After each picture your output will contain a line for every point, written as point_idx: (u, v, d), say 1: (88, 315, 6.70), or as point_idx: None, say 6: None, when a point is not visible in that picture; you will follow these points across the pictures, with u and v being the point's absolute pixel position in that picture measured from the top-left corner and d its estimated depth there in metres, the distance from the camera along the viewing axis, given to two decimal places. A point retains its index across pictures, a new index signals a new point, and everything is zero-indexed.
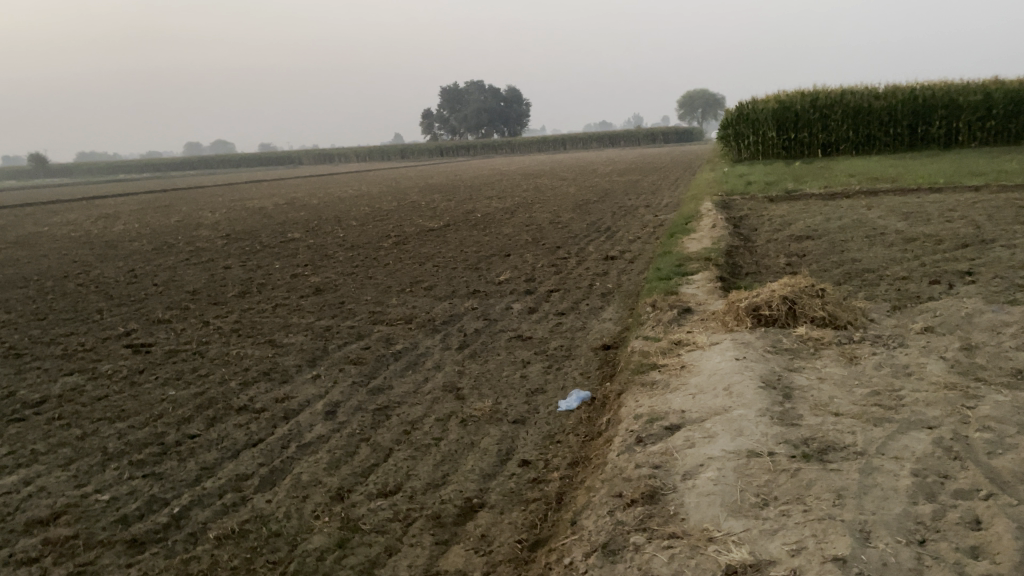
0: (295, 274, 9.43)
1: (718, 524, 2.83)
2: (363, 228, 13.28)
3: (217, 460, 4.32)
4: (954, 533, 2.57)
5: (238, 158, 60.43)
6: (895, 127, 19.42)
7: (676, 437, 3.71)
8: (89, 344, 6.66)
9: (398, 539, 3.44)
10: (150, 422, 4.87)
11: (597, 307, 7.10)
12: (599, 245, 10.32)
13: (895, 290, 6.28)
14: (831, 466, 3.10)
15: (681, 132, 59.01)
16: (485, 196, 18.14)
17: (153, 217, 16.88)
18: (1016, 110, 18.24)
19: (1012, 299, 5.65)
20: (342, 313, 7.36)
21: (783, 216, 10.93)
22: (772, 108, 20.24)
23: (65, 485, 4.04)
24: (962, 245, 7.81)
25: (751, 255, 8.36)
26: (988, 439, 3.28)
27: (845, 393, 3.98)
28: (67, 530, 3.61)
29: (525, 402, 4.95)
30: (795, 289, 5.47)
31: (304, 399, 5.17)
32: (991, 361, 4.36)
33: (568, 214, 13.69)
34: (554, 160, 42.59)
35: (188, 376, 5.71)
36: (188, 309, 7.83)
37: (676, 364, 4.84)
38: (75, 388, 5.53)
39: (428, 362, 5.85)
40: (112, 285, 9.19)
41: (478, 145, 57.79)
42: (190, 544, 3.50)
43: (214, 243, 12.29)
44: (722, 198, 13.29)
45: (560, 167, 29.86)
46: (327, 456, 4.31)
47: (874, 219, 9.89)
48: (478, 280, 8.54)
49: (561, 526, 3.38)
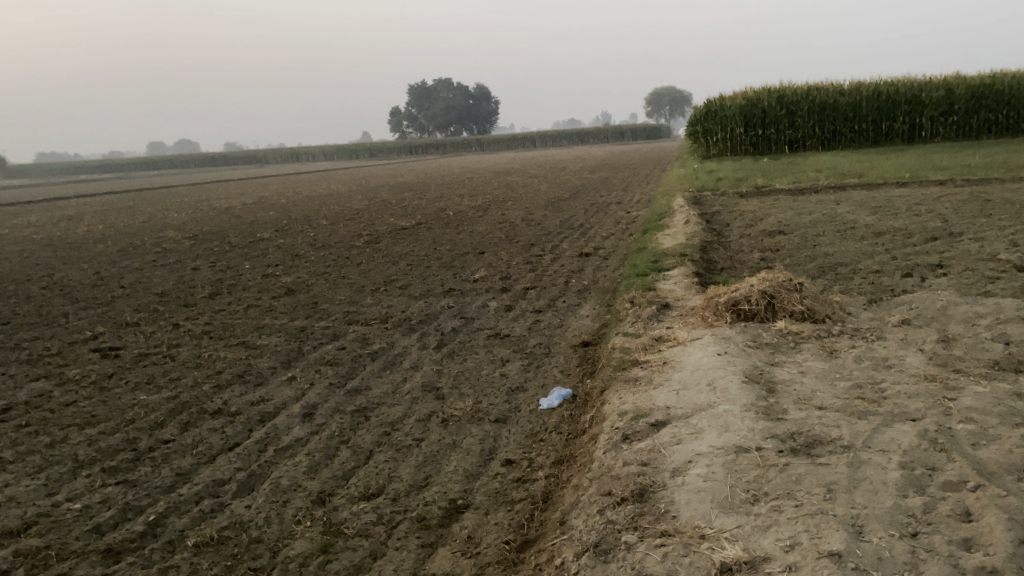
0: (266, 274, 9.30)
1: (710, 522, 2.81)
2: (334, 227, 13.17)
3: (193, 466, 4.22)
4: (946, 525, 2.57)
5: (204, 157, 59.65)
6: (860, 122, 19.64)
7: (663, 433, 3.69)
8: (55, 349, 6.49)
9: (382, 543, 3.38)
10: (121, 428, 4.75)
11: (574, 305, 7.07)
12: (573, 242, 10.33)
13: (869, 284, 6.32)
14: (820, 460, 3.10)
15: (647, 128, 59.26)
16: (457, 194, 18.02)
17: (118, 218, 16.62)
18: (977, 105, 18.59)
19: (985, 291, 5.71)
20: (316, 313, 7.27)
21: (753, 212, 10.98)
22: (739, 104, 20.27)
23: (35, 494, 3.92)
24: (932, 238, 7.90)
25: (726, 250, 8.38)
26: (972, 431, 3.30)
27: (827, 387, 3.98)
28: (39, 541, 3.51)
29: (506, 401, 4.91)
30: (773, 283, 5.47)
31: (280, 402, 5.08)
32: (969, 353, 4.40)
33: (541, 212, 13.67)
34: (523, 156, 42.49)
35: (159, 379, 5.58)
36: (157, 311, 7.69)
37: (658, 359, 4.83)
38: (42, 394, 5.38)
39: (406, 362, 5.78)
40: (77, 288, 9.00)
41: (447, 143, 56.96)
42: (168, 552, 3.41)
43: (181, 245, 12.08)
44: (694, 194, 13.35)
45: (530, 165, 29.76)
46: (306, 460, 4.23)
47: (844, 213, 9.96)
48: (453, 278, 8.49)
49: (549, 526, 3.34)
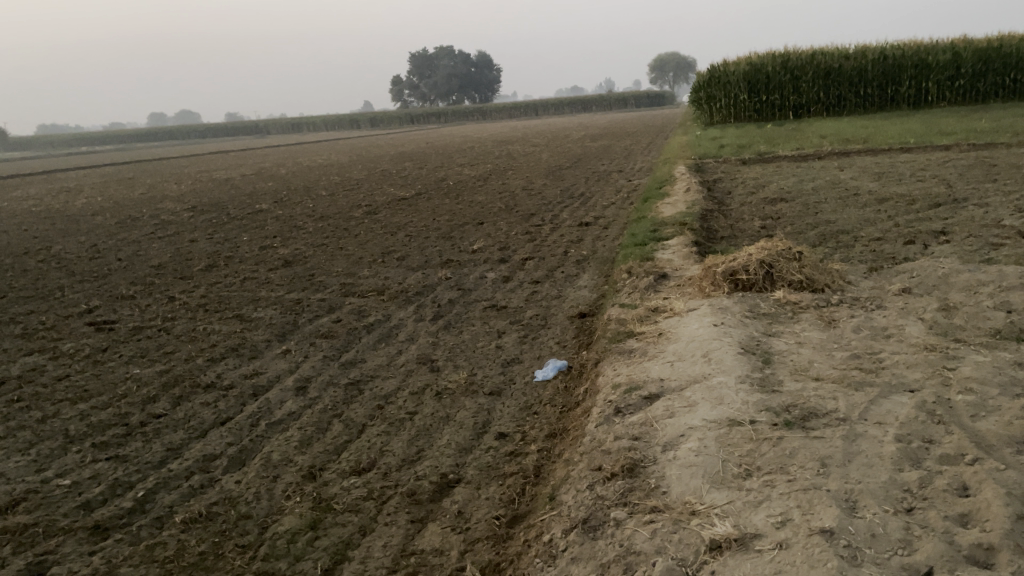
0: (264, 246, 9.23)
1: (701, 497, 2.76)
2: (334, 198, 13.06)
3: (184, 440, 4.18)
4: (942, 500, 2.52)
5: (206, 128, 59.35)
6: (866, 87, 19.40)
7: (656, 406, 3.63)
8: (49, 323, 6.45)
9: (372, 519, 3.34)
10: (113, 402, 4.71)
11: (572, 275, 6.99)
12: (574, 211, 10.23)
13: (871, 252, 6.23)
14: (813, 433, 3.04)
15: (652, 96, 58.72)
16: (458, 164, 17.89)
17: (117, 190, 16.55)
18: (984, 69, 18.35)
19: (988, 259, 5.62)
20: (313, 286, 7.20)
21: (756, 179, 10.86)
22: (743, 70, 19.86)
23: (25, 471, 3.89)
24: (936, 204, 7.78)
25: (726, 218, 8.28)
26: (972, 402, 3.23)
27: (825, 357, 3.91)
28: (27, 518, 3.48)
29: (501, 373, 4.86)
30: (772, 253, 5.38)
31: (274, 375, 5.04)
32: (970, 322, 4.31)
33: (542, 181, 13.57)
34: (526, 124, 42.16)
35: (153, 354, 5.53)
36: (153, 284, 7.63)
37: (653, 330, 4.76)
38: (35, 368, 5.35)
39: (402, 335, 5.72)
40: (74, 261, 8.93)
41: (449, 112, 56.45)
42: (156, 529, 3.38)
43: (180, 216, 12.01)
44: (695, 162, 13.22)
45: (533, 133, 29.52)
46: (298, 434, 4.19)
47: (848, 180, 9.84)
48: (451, 249, 8.41)
49: (540, 502, 3.30)
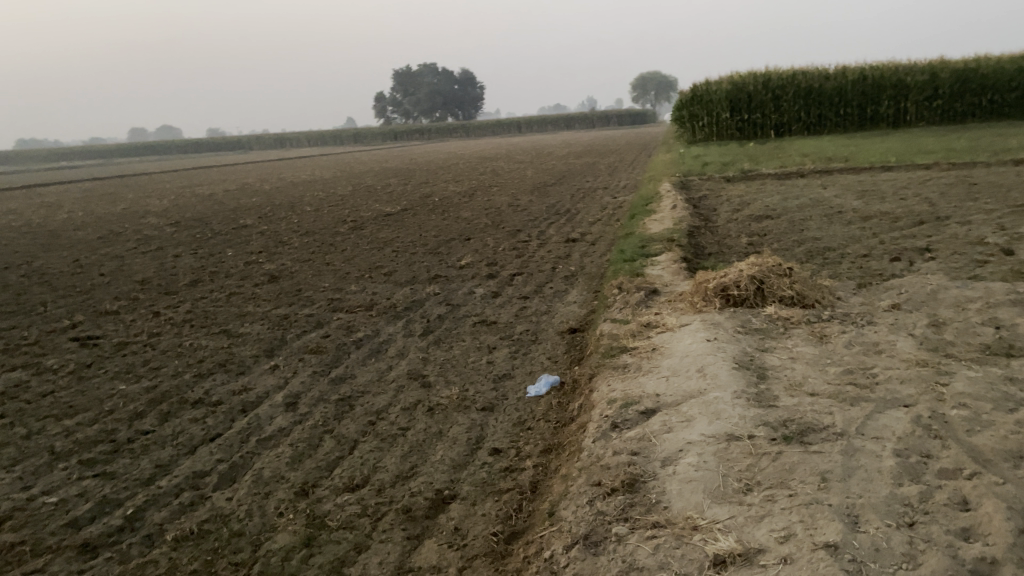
0: (249, 261, 9.16)
1: (702, 513, 2.75)
2: (318, 214, 12.99)
3: (173, 457, 4.12)
4: (943, 514, 2.52)
5: (187, 143, 58.96)
6: (845, 107, 19.61)
7: (653, 421, 3.63)
8: (32, 338, 6.36)
9: (367, 535, 3.30)
10: (99, 419, 4.63)
11: (561, 291, 6.99)
12: (559, 227, 10.24)
13: (858, 268, 6.27)
14: (812, 448, 3.04)
15: (634, 113, 58.97)
16: (443, 180, 17.87)
17: (99, 205, 16.38)
18: (962, 89, 18.62)
19: (974, 275, 5.67)
20: (300, 301, 7.14)
21: (741, 196, 10.91)
22: (725, 89, 20.09)
23: (10, 488, 3.82)
24: (920, 222, 7.85)
25: (713, 235, 8.33)
26: (966, 417, 3.25)
27: (819, 372, 3.92)
28: (14, 536, 3.41)
29: (492, 389, 4.83)
30: (762, 268, 5.41)
31: (263, 390, 4.99)
32: (961, 337, 4.35)
33: (527, 197, 13.57)
34: (508, 142, 42.30)
35: (139, 369, 5.47)
36: (137, 299, 7.54)
37: (646, 346, 4.76)
38: (18, 384, 5.26)
39: (392, 350, 5.69)
40: (56, 277, 8.81)
41: (432, 128, 56.58)
42: (147, 547, 3.32)
43: (163, 231, 11.90)
44: (680, 179, 13.29)
45: (517, 151, 29.72)
46: (289, 450, 4.14)
47: (831, 198, 9.91)
48: (439, 264, 8.39)
49: (538, 517, 3.27)
